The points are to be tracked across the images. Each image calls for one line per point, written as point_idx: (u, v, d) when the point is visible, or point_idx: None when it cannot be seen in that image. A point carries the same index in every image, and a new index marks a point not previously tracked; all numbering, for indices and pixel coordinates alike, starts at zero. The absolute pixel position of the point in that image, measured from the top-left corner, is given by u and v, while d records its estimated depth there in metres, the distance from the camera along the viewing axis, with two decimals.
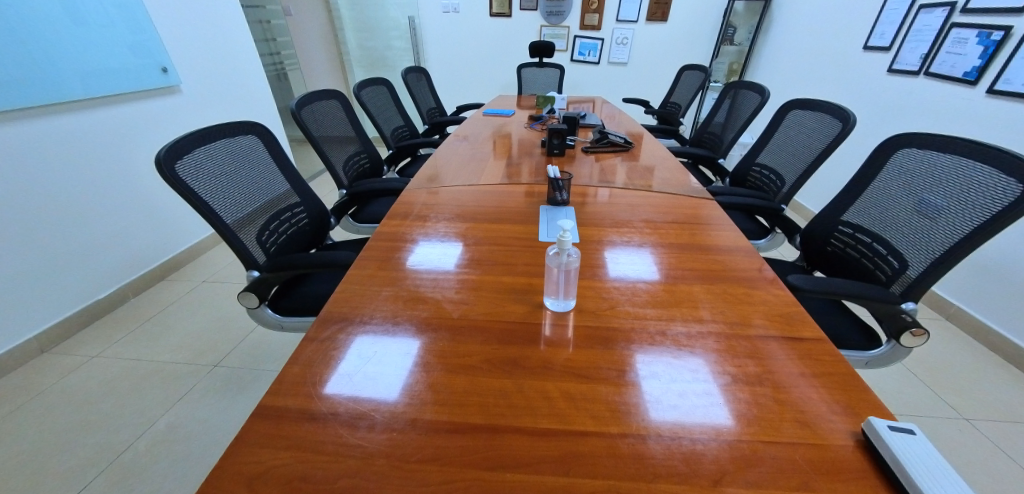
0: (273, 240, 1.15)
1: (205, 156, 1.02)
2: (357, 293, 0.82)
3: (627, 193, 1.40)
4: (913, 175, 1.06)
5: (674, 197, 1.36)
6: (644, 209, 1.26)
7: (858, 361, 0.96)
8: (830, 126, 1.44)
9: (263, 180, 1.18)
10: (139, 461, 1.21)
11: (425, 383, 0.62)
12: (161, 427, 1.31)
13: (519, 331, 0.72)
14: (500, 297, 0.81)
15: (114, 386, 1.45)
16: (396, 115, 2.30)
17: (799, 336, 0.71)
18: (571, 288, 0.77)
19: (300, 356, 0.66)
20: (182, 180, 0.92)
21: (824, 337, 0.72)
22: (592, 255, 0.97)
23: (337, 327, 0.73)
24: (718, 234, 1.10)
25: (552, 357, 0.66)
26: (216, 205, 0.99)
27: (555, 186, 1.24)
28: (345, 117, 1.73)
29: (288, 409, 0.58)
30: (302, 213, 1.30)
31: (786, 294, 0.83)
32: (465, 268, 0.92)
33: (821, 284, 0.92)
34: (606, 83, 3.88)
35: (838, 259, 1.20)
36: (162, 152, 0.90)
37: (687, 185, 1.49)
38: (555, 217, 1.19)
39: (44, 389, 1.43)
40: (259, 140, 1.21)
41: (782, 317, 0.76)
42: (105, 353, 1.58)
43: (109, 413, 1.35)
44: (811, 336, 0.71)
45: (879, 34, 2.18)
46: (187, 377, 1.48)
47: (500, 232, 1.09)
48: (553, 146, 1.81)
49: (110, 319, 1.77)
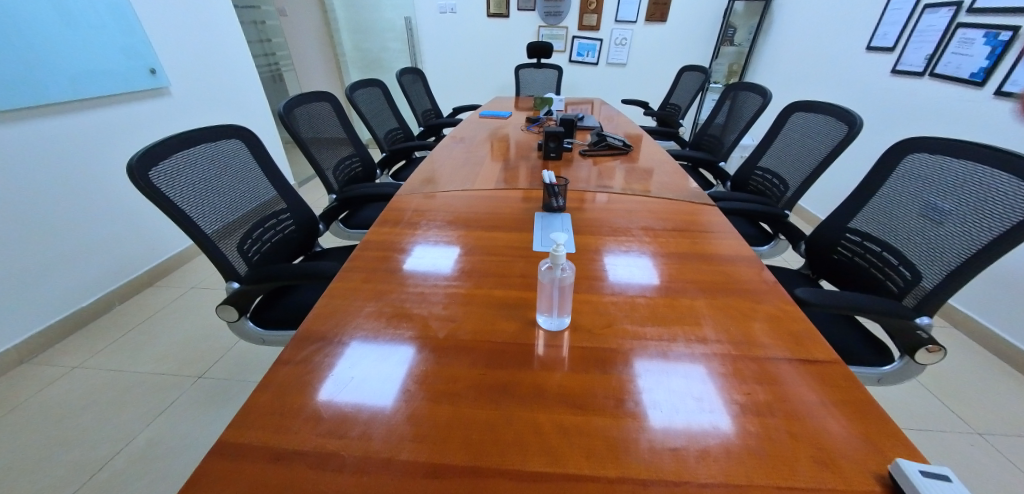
0: (257, 248, 1.10)
1: (184, 162, 0.97)
2: (337, 309, 0.77)
3: (626, 197, 1.36)
4: (923, 181, 1.02)
5: (675, 203, 1.31)
6: (642, 216, 1.21)
7: (870, 378, 0.92)
8: (835, 129, 1.39)
9: (247, 187, 1.13)
10: (115, 479, 1.15)
11: (405, 415, 0.57)
12: (139, 443, 1.25)
13: (510, 352, 0.67)
14: (490, 313, 0.76)
15: (94, 398, 1.39)
16: (391, 117, 2.25)
17: (812, 357, 0.66)
18: (566, 304, 0.73)
19: (272, 381, 0.61)
20: (156, 188, 0.87)
21: (838, 358, 0.66)
22: (589, 265, 0.93)
23: (314, 347, 0.67)
24: (720, 242, 1.05)
25: (545, 382, 0.61)
26: (194, 214, 0.94)
27: (551, 192, 1.20)
28: (337, 120, 1.68)
29: (250, 446, 0.52)
30: (289, 221, 1.25)
31: (795, 310, 0.78)
32: (455, 279, 0.87)
33: (832, 298, 0.86)
34: (603, 84, 3.84)
35: (846, 268, 1.15)
36: (135, 159, 0.85)
37: (688, 189, 1.44)
38: (550, 224, 1.15)
39: (21, 401, 1.38)
40: (244, 144, 1.16)
41: (792, 336, 0.71)
42: (87, 364, 1.52)
43: (87, 428, 1.29)
44: (825, 358, 0.66)
45: (882, 34, 2.15)
46: (170, 390, 1.42)
47: (493, 240, 1.05)
48: (550, 149, 1.76)
49: (94, 327, 1.71)
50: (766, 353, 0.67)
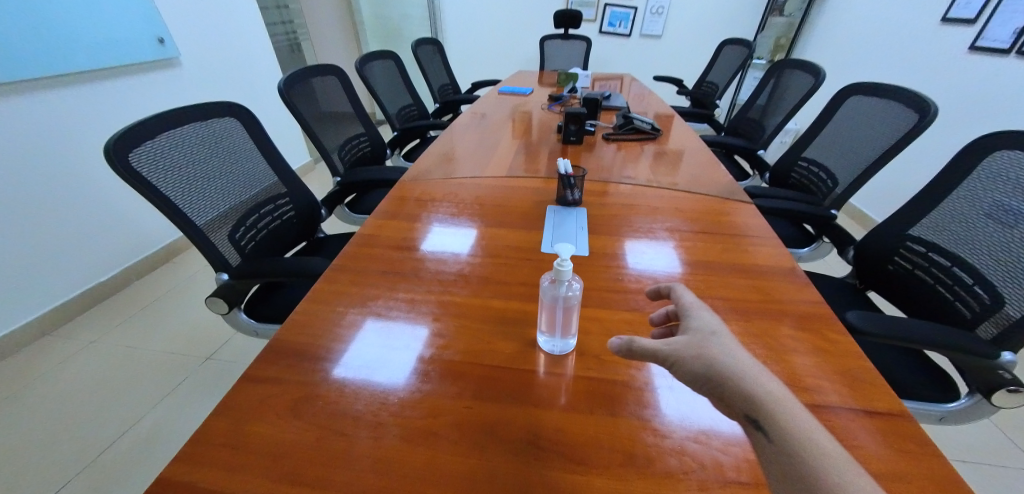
0: (250, 237, 1.04)
1: (171, 143, 0.89)
2: (320, 316, 0.70)
3: (650, 190, 1.23)
4: (1007, 181, 0.85)
5: (707, 199, 1.18)
6: (668, 214, 1.09)
7: (930, 416, 0.79)
8: (901, 118, 1.20)
9: (242, 170, 1.05)
10: (121, 460, 1.17)
11: (377, 457, 0.49)
12: (146, 425, 1.26)
13: (504, 382, 0.59)
14: (487, 329, 0.68)
15: (106, 376, 1.41)
16: (405, 93, 2.13)
17: (872, 408, 0.56)
18: (571, 325, 0.64)
19: (235, 405, 0.54)
20: (138, 173, 0.80)
21: (905, 412, 0.55)
22: (602, 275, 0.83)
23: (287, 364, 0.61)
24: (755, 251, 0.93)
25: (542, 425, 0.53)
26: (181, 201, 0.87)
27: (566, 184, 1.09)
28: (344, 96, 1.59)
29: (198, 488, 0.46)
30: (288, 207, 1.18)
31: (846, 346, 0.66)
32: (452, 284, 0.79)
33: (890, 326, 0.74)
34: (635, 58, 3.58)
35: (903, 282, 1.01)
36: (113, 140, 0.77)
37: (722, 183, 1.29)
38: (563, 221, 1.04)
39: (39, 375, 1.40)
40: (239, 123, 1.08)
41: (843, 379, 0.60)
42: (102, 340, 1.55)
43: (97, 405, 1.31)
44: (887, 409, 0.56)
45: (963, 4, 1.87)
46: (178, 371, 1.43)
47: (499, 239, 0.96)
48: (570, 133, 1.62)
49: (111, 302, 1.74)
50: (813, 399, 0.57)
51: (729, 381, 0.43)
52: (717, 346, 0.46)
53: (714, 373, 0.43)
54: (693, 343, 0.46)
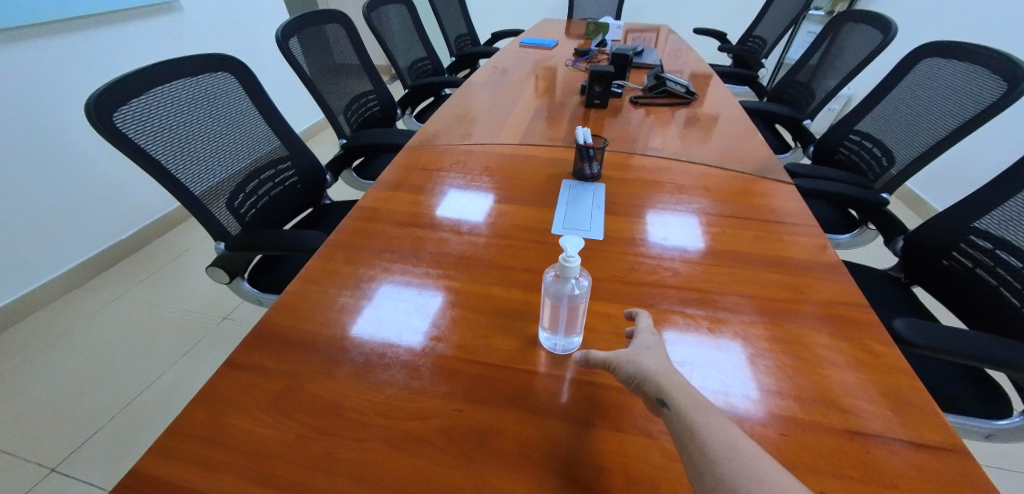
0: (251, 204, 1.00)
1: (159, 100, 0.83)
2: (312, 298, 0.66)
3: (678, 165, 1.12)
4: None
5: (742, 178, 1.06)
6: (695, 194, 0.99)
7: (975, 432, 0.72)
8: (985, 88, 1.02)
9: (238, 132, 1.00)
10: (145, 412, 1.23)
11: (355, 460, 0.46)
12: (167, 380, 1.31)
13: (501, 383, 0.55)
14: (487, 321, 0.63)
15: (131, 331, 1.47)
16: (419, 45, 1.99)
17: (921, 440, 0.48)
18: (576, 324, 0.58)
19: (216, 394, 0.52)
20: (124, 136, 0.74)
21: (961, 446, 0.47)
22: (617, 263, 0.77)
23: (273, 350, 0.58)
24: (791, 242, 0.83)
25: (536, 436, 0.49)
26: (173, 166, 0.82)
27: (584, 156, 0.99)
28: (350, 48, 1.48)
29: (170, 481, 0.44)
30: (290, 172, 1.13)
31: (895, 361, 0.58)
32: (454, 267, 0.74)
33: (946, 339, 0.65)
34: (674, 8, 3.24)
35: (962, 281, 0.90)
36: (94, 97, 0.71)
37: (759, 158, 1.16)
38: (579, 198, 0.96)
39: (70, 326, 1.47)
40: (235, 79, 1.01)
41: (887, 402, 0.52)
42: (126, 295, 1.60)
43: (123, 358, 1.37)
44: (938, 443, 0.48)
45: None
46: (196, 329, 1.48)
47: (508, 216, 0.89)
48: (594, 95, 1.48)
49: (136, 259, 1.79)
50: (852, 424, 0.50)
51: (661, 388, 0.40)
52: (654, 355, 0.44)
53: (642, 376, 0.42)
54: (630, 351, 0.45)
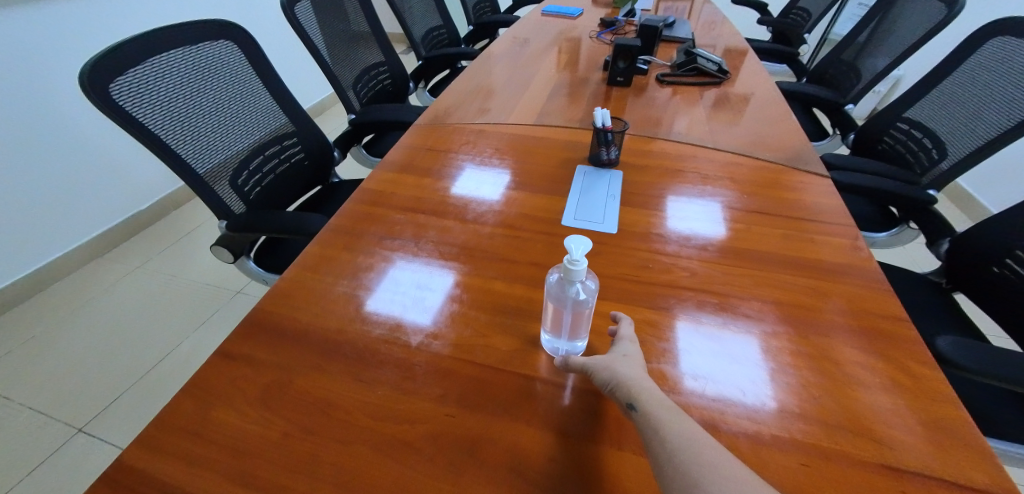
0: (255, 181, 0.98)
1: (158, 71, 0.80)
2: (309, 286, 0.64)
3: (704, 152, 1.04)
4: None
5: (774, 170, 0.97)
6: (721, 185, 0.92)
7: (1016, 459, 0.67)
8: None
9: (242, 105, 0.96)
10: (163, 381, 1.27)
11: (342, 465, 0.44)
12: (183, 351, 1.35)
13: (498, 388, 0.52)
14: (487, 320, 0.60)
15: (149, 301, 1.51)
16: (434, 13, 1.89)
17: (961, 480, 0.43)
18: (580, 329, 0.54)
19: (207, 385, 0.51)
20: (121, 109, 0.71)
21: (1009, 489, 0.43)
22: (631, 260, 0.72)
23: (265, 340, 0.56)
24: (824, 243, 0.76)
25: (530, 448, 0.46)
26: (174, 141, 0.80)
27: (601, 140, 0.92)
28: (361, 14, 1.40)
29: (155, 477, 0.43)
30: (297, 148, 1.10)
31: (937, 386, 0.53)
32: (456, 257, 0.71)
33: (994, 362, 0.59)
34: None
35: (1015, 292, 0.81)
36: (89, 66, 0.68)
37: (794, 146, 1.07)
38: (594, 186, 0.90)
39: (92, 295, 1.51)
40: (237, 49, 0.96)
41: (925, 434, 0.47)
42: (146, 266, 1.64)
43: (142, 328, 1.41)
44: (981, 483, 0.43)
45: None
46: (211, 302, 1.51)
47: (518, 203, 0.84)
48: (617, 71, 1.38)
49: (154, 230, 1.82)
50: (884, 457, 0.45)
51: (633, 396, 0.41)
52: (628, 365, 0.45)
53: (616, 383, 0.43)
54: (606, 360, 0.46)
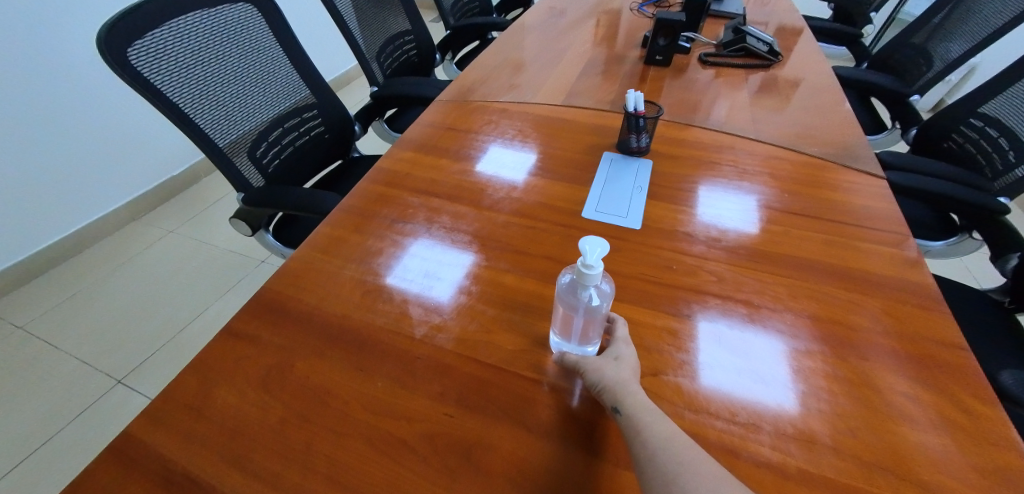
0: (274, 154, 0.97)
1: (176, 35, 0.78)
2: (316, 268, 0.63)
3: (746, 143, 0.95)
4: None
5: (823, 167, 0.88)
6: (762, 182, 0.84)
7: None
8: None
9: (261, 73, 0.94)
10: (191, 342, 1.33)
11: (336, 459, 0.43)
12: (210, 315, 1.40)
13: (500, 389, 0.49)
14: (496, 316, 0.57)
15: (181, 264, 1.56)
16: None
17: None
18: (592, 333, 0.50)
19: (211, 363, 0.51)
20: (139, 74, 0.70)
21: None
22: (654, 259, 0.67)
23: (270, 320, 0.56)
24: (874, 254, 0.69)
25: (528, 455, 0.44)
26: (192, 110, 0.79)
27: (632, 126, 0.86)
28: None
29: (155, 454, 0.43)
30: (317, 121, 1.08)
31: (997, 429, 0.47)
32: (468, 246, 0.68)
33: None
34: None
35: None
36: (105, 28, 0.66)
37: (848, 140, 0.97)
38: (620, 176, 0.84)
39: (129, 256, 1.58)
40: (258, 14, 0.94)
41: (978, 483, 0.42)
42: (179, 230, 1.70)
43: (174, 289, 1.47)
44: None
45: None
46: (239, 269, 1.55)
47: (537, 191, 0.80)
48: (656, 49, 1.28)
49: (187, 195, 1.87)
50: None
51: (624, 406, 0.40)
52: (622, 370, 0.44)
53: (605, 388, 0.42)
54: (601, 362, 0.45)
